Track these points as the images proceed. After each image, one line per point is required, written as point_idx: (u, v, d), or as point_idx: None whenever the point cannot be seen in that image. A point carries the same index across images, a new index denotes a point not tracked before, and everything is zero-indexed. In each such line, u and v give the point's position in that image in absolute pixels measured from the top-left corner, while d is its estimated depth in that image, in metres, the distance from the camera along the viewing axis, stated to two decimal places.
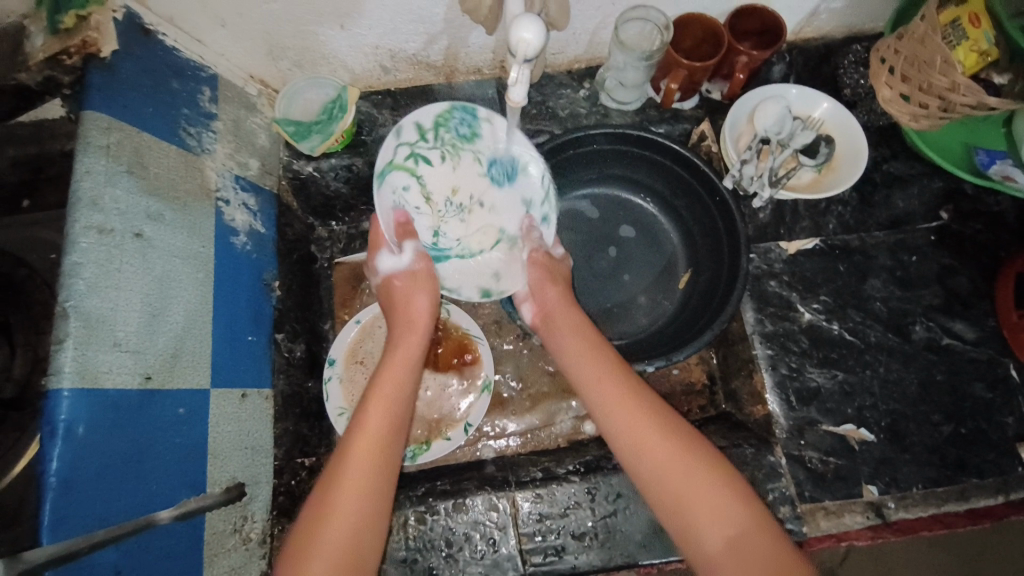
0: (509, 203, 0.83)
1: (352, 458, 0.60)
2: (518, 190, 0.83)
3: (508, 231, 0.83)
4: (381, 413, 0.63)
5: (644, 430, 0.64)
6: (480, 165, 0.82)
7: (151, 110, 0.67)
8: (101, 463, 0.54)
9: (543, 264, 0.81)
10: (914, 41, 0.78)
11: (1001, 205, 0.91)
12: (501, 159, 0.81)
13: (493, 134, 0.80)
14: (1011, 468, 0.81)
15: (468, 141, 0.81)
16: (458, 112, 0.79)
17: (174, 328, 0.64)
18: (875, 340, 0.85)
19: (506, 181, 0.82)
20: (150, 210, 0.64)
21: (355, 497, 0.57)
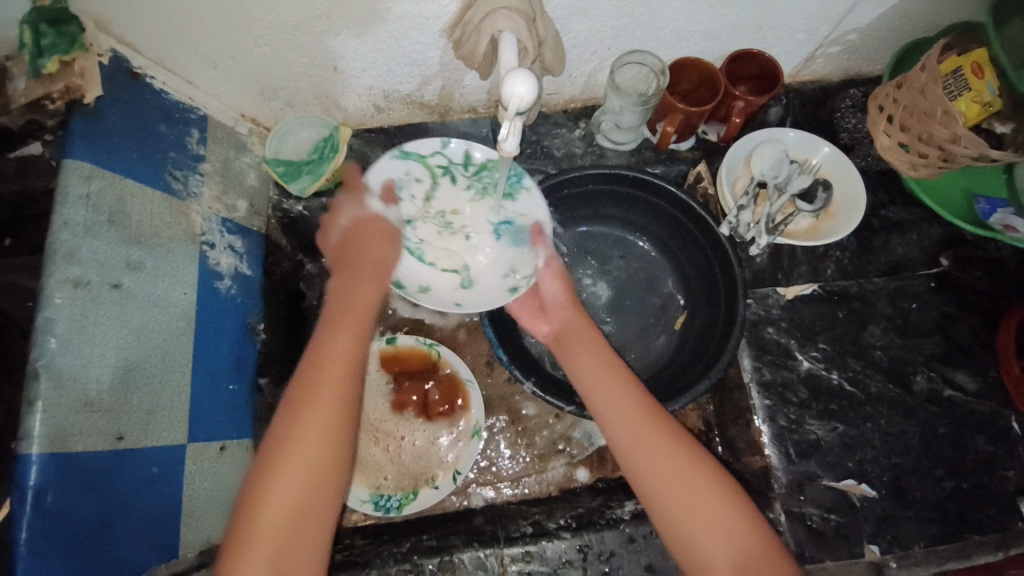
0: (494, 257, 0.77)
1: (279, 499, 0.53)
2: (513, 255, 0.77)
3: (470, 273, 0.76)
4: (326, 394, 0.57)
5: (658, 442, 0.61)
6: (493, 217, 0.78)
7: (137, 155, 0.66)
8: (70, 530, 0.52)
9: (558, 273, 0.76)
10: (914, 91, 0.78)
11: (1001, 251, 0.90)
12: (517, 225, 0.77)
13: (528, 204, 0.77)
14: (1012, 524, 0.78)
15: (500, 194, 0.78)
16: (509, 167, 0.77)
17: (151, 382, 0.62)
18: (875, 391, 0.83)
19: (508, 242, 0.77)
20: (130, 259, 0.62)
21: (291, 501, 0.53)
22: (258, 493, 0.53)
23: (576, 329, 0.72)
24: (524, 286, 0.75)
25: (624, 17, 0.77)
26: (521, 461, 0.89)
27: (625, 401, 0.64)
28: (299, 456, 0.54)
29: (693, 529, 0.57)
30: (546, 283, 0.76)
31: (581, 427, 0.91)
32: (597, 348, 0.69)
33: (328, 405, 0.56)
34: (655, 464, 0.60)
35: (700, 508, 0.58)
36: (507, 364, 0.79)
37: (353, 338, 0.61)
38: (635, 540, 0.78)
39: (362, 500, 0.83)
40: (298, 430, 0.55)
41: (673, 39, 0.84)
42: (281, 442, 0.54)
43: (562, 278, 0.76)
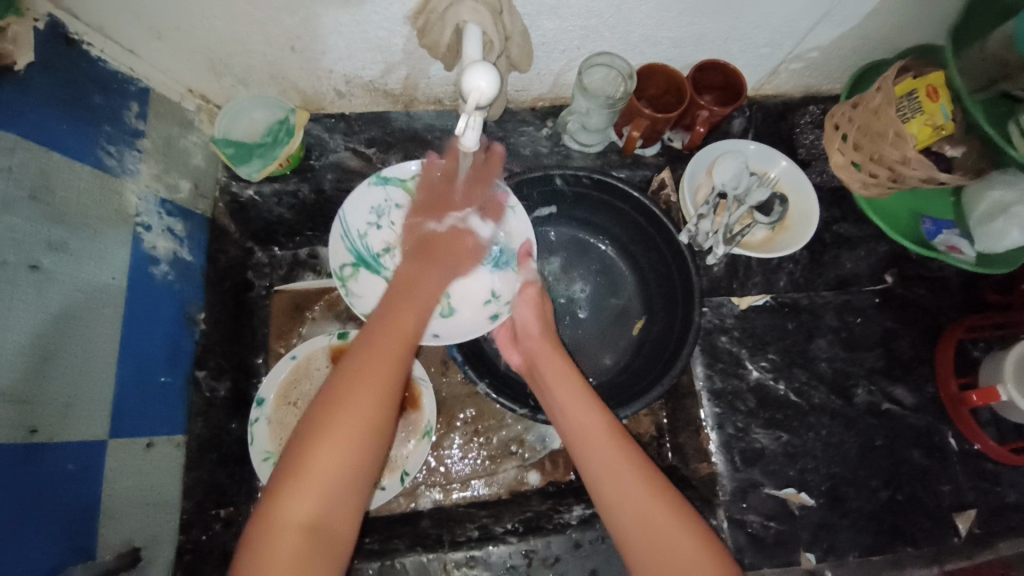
0: (479, 282, 0.82)
1: (319, 454, 0.51)
2: (494, 278, 0.83)
3: (449, 300, 0.80)
4: (388, 355, 0.58)
5: (612, 466, 0.61)
6: None
7: (66, 127, 0.62)
8: None
9: (535, 302, 0.79)
10: (869, 111, 0.80)
11: (944, 272, 0.94)
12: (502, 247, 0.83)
13: (512, 223, 0.82)
14: (945, 537, 0.82)
15: None
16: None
17: (70, 372, 0.59)
18: (819, 402, 0.86)
19: (491, 265, 0.83)
20: (52, 240, 0.59)
21: (341, 452, 0.51)
22: (306, 435, 0.52)
23: (548, 359, 0.73)
24: (507, 313, 0.81)
25: (595, 19, 0.76)
26: (472, 462, 0.88)
27: (593, 422, 0.65)
28: (357, 411, 0.53)
29: (640, 544, 0.57)
30: (518, 308, 0.79)
31: (535, 430, 0.90)
32: (574, 381, 0.70)
33: (388, 368, 0.57)
34: (611, 480, 0.60)
35: (652, 536, 0.57)
36: (461, 364, 0.77)
37: (411, 319, 0.65)
38: (581, 545, 0.77)
39: None
40: (357, 383, 0.55)
41: (642, 43, 0.83)
42: (339, 392, 0.54)
43: (535, 305, 0.79)
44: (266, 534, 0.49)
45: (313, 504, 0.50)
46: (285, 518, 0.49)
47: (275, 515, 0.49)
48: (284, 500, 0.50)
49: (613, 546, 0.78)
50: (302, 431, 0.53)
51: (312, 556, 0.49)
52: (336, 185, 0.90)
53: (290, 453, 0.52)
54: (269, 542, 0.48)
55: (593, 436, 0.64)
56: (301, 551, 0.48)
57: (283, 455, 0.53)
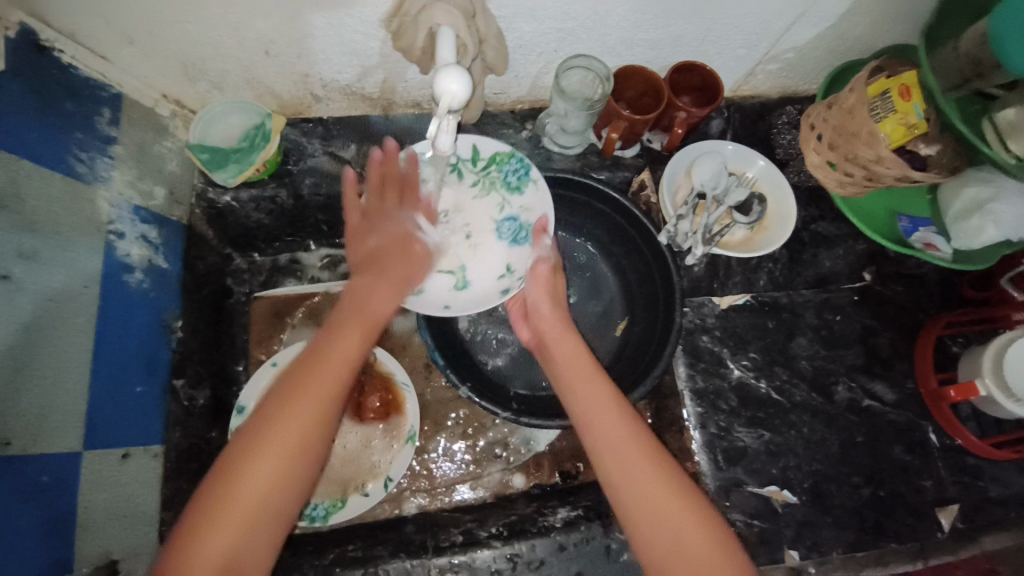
0: (494, 257, 0.79)
1: (233, 496, 0.50)
2: (511, 253, 0.79)
3: (465, 275, 0.77)
4: (319, 389, 0.54)
5: (637, 465, 0.58)
6: (498, 214, 0.80)
7: (36, 134, 0.62)
8: None
9: (546, 280, 0.75)
10: (844, 111, 0.81)
11: (922, 268, 0.95)
12: (521, 222, 0.79)
13: (532, 198, 0.79)
14: (928, 533, 0.82)
15: (508, 189, 0.80)
16: (517, 160, 0.79)
17: (41, 384, 0.59)
18: (800, 400, 0.86)
19: (508, 240, 0.79)
20: (21, 249, 0.58)
21: (255, 491, 0.50)
22: (227, 472, 0.51)
23: (557, 337, 0.71)
24: (519, 286, 0.76)
25: (570, 21, 0.77)
26: (456, 467, 0.88)
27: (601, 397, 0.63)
28: (270, 449, 0.51)
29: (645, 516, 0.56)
30: (528, 287, 0.75)
31: (519, 433, 0.89)
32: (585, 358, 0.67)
33: (314, 405, 0.53)
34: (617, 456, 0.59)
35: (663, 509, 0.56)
36: (443, 368, 0.77)
37: (353, 344, 0.59)
38: (565, 548, 0.78)
39: None
40: (280, 419, 0.52)
41: (618, 45, 0.83)
42: (261, 429, 0.52)
43: (546, 281, 0.75)
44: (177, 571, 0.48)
45: (224, 546, 0.49)
46: (195, 560, 0.48)
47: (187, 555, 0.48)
48: (197, 540, 0.48)
49: (597, 549, 0.78)
50: (224, 466, 0.51)
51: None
52: (313, 191, 0.88)
53: (210, 487, 0.50)
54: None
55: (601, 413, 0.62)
56: None
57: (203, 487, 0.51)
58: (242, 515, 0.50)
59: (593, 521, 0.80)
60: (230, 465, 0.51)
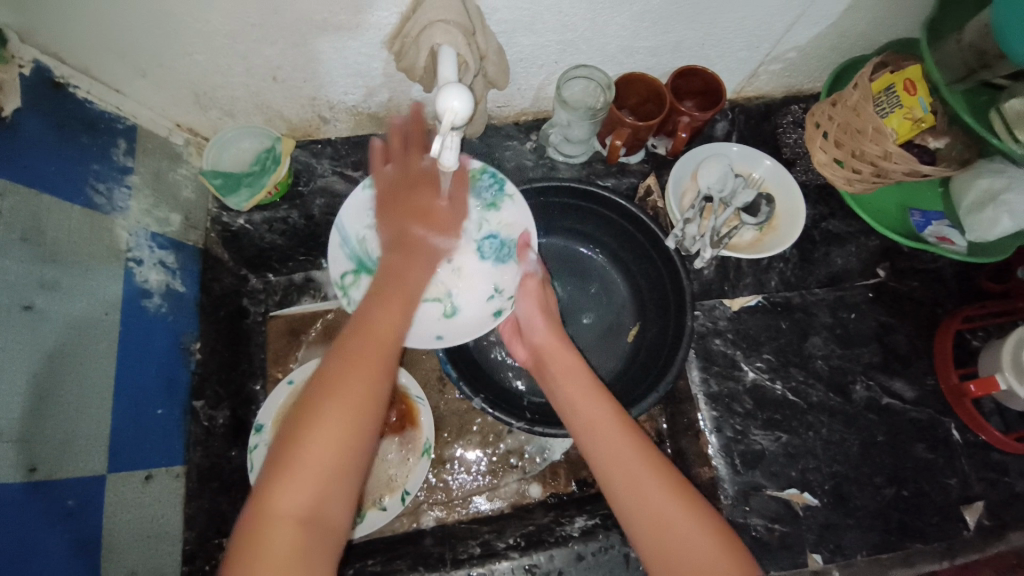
0: (480, 278, 0.80)
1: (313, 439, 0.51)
2: (496, 272, 0.80)
3: (453, 300, 0.78)
4: (378, 346, 0.57)
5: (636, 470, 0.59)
6: (477, 234, 0.80)
7: (55, 168, 0.64)
8: None
9: (537, 295, 0.76)
10: (848, 109, 0.81)
11: (937, 263, 0.93)
12: (502, 239, 0.80)
13: (512, 213, 0.80)
14: (955, 532, 0.81)
15: (485, 207, 0.80)
16: (489, 176, 0.80)
17: (65, 411, 0.60)
18: (817, 401, 0.86)
19: (491, 258, 0.80)
20: (44, 279, 0.60)
21: (336, 437, 0.51)
22: (300, 426, 0.51)
23: (553, 355, 0.71)
24: (510, 307, 0.78)
25: (569, 32, 0.77)
26: (474, 478, 0.88)
27: (597, 411, 0.64)
28: (345, 396, 0.53)
29: (648, 521, 0.56)
30: (519, 301, 0.77)
31: (534, 442, 0.90)
32: (582, 373, 0.68)
33: (377, 363, 0.56)
34: (618, 463, 0.59)
35: (669, 522, 0.55)
36: (455, 380, 0.78)
37: (398, 311, 0.63)
38: (584, 558, 0.77)
39: None
40: (349, 373, 0.54)
41: (618, 54, 0.84)
42: (331, 384, 0.53)
43: (537, 298, 0.76)
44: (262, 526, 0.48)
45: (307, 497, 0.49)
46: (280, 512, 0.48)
47: (270, 510, 0.49)
48: (279, 493, 0.49)
49: (616, 558, 0.77)
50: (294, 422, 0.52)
51: (309, 544, 0.49)
52: (325, 211, 0.91)
53: (284, 440, 0.51)
54: (265, 531, 0.48)
55: (600, 425, 0.63)
56: (297, 541, 0.48)
57: (273, 448, 0.52)
58: (326, 457, 0.50)
59: (612, 529, 0.79)
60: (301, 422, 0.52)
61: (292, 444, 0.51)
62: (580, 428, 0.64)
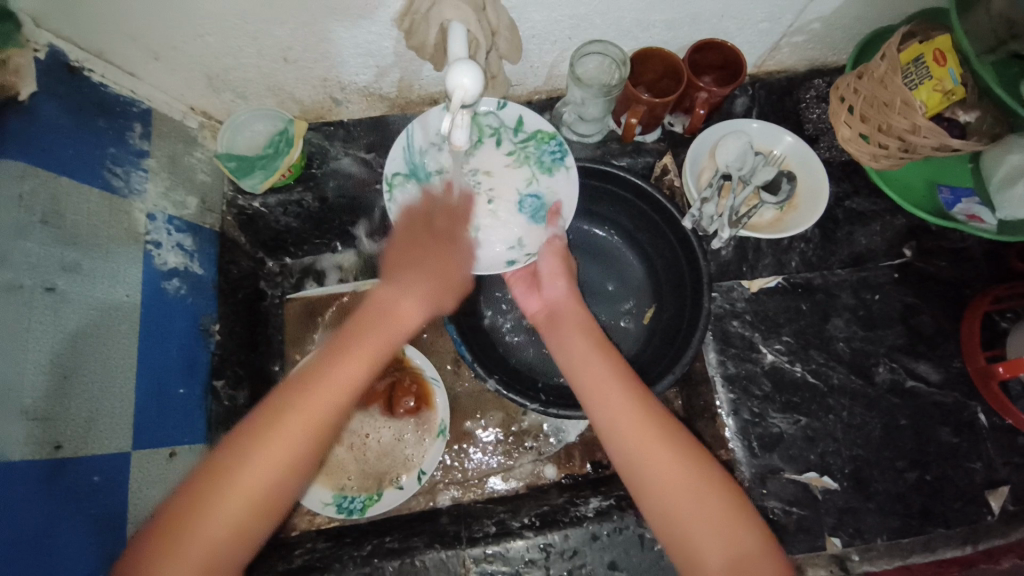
0: (510, 226, 0.79)
1: (232, 480, 0.51)
2: (526, 229, 0.79)
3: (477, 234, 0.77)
4: (326, 387, 0.55)
5: (647, 432, 0.58)
6: (524, 186, 0.80)
7: (73, 151, 0.65)
8: (13, 540, 0.53)
9: (559, 253, 0.76)
10: (874, 82, 0.77)
11: (966, 242, 0.90)
12: (542, 202, 0.80)
13: (561, 183, 0.79)
14: (980, 516, 0.79)
15: (541, 167, 0.80)
16: (556, 142, 0.80)
17: (90, 390, 0.62)
18: (838, 383, 0.84)
19: (527, 215, 0.79)
20: (65, 261, 0.61)
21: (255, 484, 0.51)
22: (228, 465, 0.52)
23: (569, 317, 0.71)
24: (524, 262, 0.77)
25: (582, 7, 0.75)
26: (489, 461, 0.90)
27: (606, 370, 0.63)
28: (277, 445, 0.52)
29: (666, 485, 0.56)
30: (541, 258, 0.76)
31: (549, 422, 0.91)
32: (592, 334, 0.68)
33: (320, 408, 0.54)
34: (636, 434, 0.58)
35: (682, 486, 0.56)
36: (470, 362, 0.77)
37: (368, 355, 0.58)
38: (599, 537, 0.76)
39: (326, 503, 0.83)
40: (289, 413, 0.53)
41: (634, 28, 0.82)
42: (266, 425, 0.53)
43: (561, 257, 0.76)
44: (175, 549, 0.49)
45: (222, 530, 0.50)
46: (199, 535, 0.49)
47: (184, 532, 0.49)
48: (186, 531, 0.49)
49: (632, 537, 0.76)
50: (223, 458, 0.52)
51: None
52: (338, 193, 0.91)
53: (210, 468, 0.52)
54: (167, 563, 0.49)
55: (599, 378, 0.62)
56: None
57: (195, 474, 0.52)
58: (237, 504, 0.51)
59: (626, 510, 0.78)
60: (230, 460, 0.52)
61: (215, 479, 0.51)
62: (586, 388, 0.63)
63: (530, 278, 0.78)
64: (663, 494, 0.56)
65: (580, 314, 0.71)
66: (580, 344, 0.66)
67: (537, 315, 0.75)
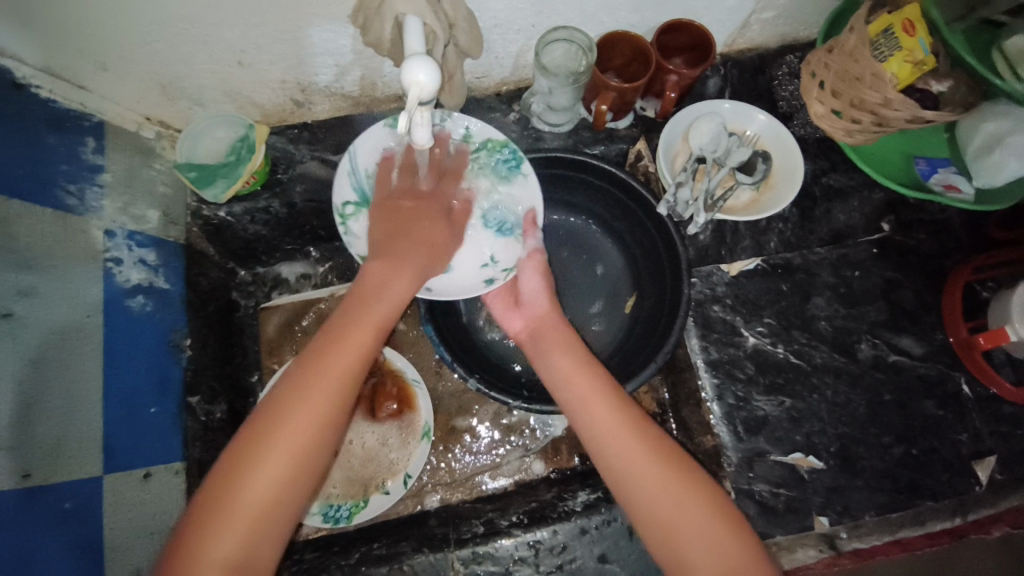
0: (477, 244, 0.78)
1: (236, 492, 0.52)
2: (495, 244, 0.78)
3: None
4: (317, 395, 0.55)
5: (632, 444, 0.60)
6: (483, 200, 0.78)
7: (23, 172, 0.63)
8: None
9: (540, 269, 0.75)
10: (844, 55, 0.76)
11: (944, 213, 0.90)
12: (505, 213, 0.78)
13: (522, 191, 0.78)
14: (967, 488, 0.79)
15: (500, 178, 0.78)
16: (510, 150, 0.78)
17: (57, 415, 0.61)
18: (821, 362, 0.84)
19: (493, 230, 0.78)
20: (21, 286, 0.60)
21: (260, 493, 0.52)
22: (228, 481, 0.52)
23: (552, 332, 0.70)
24: (503, 278, 0.76)
25: None
26: (477, 460, 0.89)
27: (588, 384, 0.64)
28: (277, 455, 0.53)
29: (647, 491, 0.58)
30: (523, 272, 0.75)
31: (536, 417, 0.91)
32: (577, 348, 0.68)
33: (311, 416, 0.54)
34: (625, 446, 0.60)
35: (659, 487, 0.58)
36: (450, 362, 0.76)
37: (355, 355, 0.58)
38: (587, 531, 0.76)
39: (310, 513, 0.82)
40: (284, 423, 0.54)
41: (599, 13, 0.80)
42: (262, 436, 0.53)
43: (543, 272, 0.75)
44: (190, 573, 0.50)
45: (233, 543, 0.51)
46: (208, 556, 0.50)
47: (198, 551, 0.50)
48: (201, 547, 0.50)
49: (621, 529, 0.76)
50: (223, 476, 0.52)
51: None
52: (307, 198, 0.88)
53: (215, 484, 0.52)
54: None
55: (584, 392, 0.64)
56: None
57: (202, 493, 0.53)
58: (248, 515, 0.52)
59: (614, 502, 0.77)
60: (227, 482, 0.52)
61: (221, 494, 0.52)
62: (569, 398, 0.64)
63: (508, 295, 0.77)
64: (644, 494, 0.58)
65: (562, 329, 0.71)
66: (562, 356, 0.67)
67: (520, 331, 0.74)
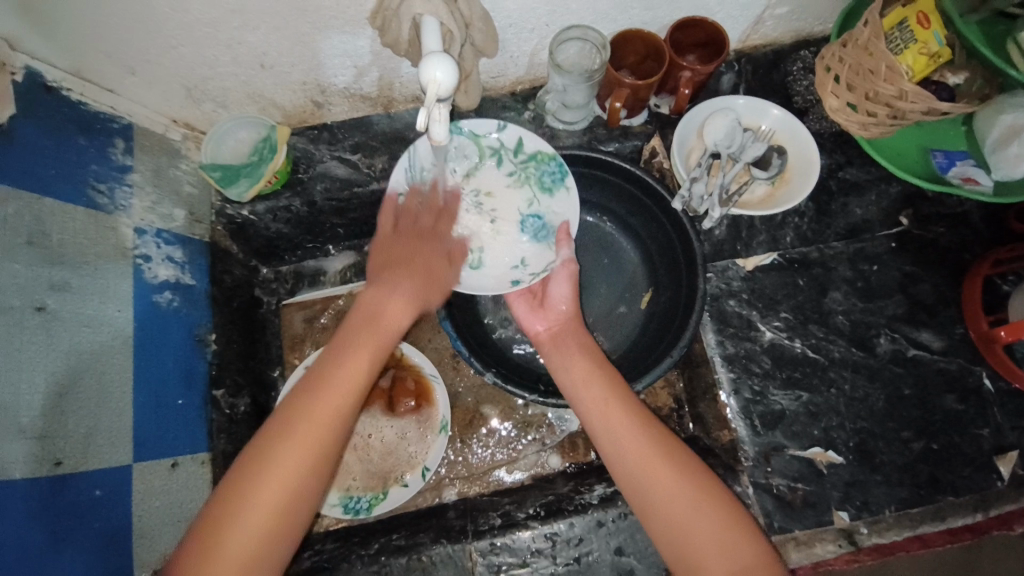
0: (512, 246, 0.80)
1: (257, 481, 0.53)
2: (531, 249, 0.80)
3: (481, 254, 0.79)
4: (333, 394, 0.58)
5: (644, 452, 0.61)
6: (526, 208, 0.82)
7: (55, 172, 0.65)
8: (20, 555, 0.54)
9: (571, 279, 0.76)
10: (859, 49, 0.76)
11: (964, 206, 0.89)
12: (545, 222, 0.81)
13: (561, 203, 0.81)
14: (989, 484, 0.78)
15: (543, 189, 0.82)
16: (556, 163, 0.81)
17: (88, 408, 0.63)
18: (839, 356, 0.83)
19: (530, 236, 0.81)
20: (53, 281, 0.62)
21: (280, 487, 0.54)
22: (236, 491, 0.53)
23: (573, 336, 0.72)
24: (529, 280, 0.77)
25: None
26: (494, 453, 0.90)
27: (602, 392, 0.65)
28: (296, 451, 0.55)
29: (661, 502, 0.58)
30: (553, 280, 0.76)
31: (553, 412, 0.91)
32: (594, 355, 0.69)
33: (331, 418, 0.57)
34: (638, 455, 0.61)
35: (680, 502, 0.58)
36: (467, 357, 0.77)
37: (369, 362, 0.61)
38: (604, 524, 0.76)
39: (332, 504, 0.84)
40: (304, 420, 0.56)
41: (612, 11, 0.80)
42: (278, 434, 0.55)
43: (573, 283, 0.76)
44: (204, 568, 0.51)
45: (243, 562, 0.52)
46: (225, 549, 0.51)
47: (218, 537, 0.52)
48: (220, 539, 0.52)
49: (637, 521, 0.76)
50: (231, 488, 0.53)
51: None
52: (326, 197, 0.90)
53: (238, 472, 0.54)
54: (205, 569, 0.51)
55: (593, 401, 0.65)
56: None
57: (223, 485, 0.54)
58: (268, 505, 0.53)
59: None
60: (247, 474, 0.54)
61: (242, 485, 0.53)
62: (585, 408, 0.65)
63: (532, 299, 0.78)
64: (656, 503, 0.58)
65: (586, 339, 0.72)
66: (576, 368, 0.68)
67: (540, 333, 0.75)
